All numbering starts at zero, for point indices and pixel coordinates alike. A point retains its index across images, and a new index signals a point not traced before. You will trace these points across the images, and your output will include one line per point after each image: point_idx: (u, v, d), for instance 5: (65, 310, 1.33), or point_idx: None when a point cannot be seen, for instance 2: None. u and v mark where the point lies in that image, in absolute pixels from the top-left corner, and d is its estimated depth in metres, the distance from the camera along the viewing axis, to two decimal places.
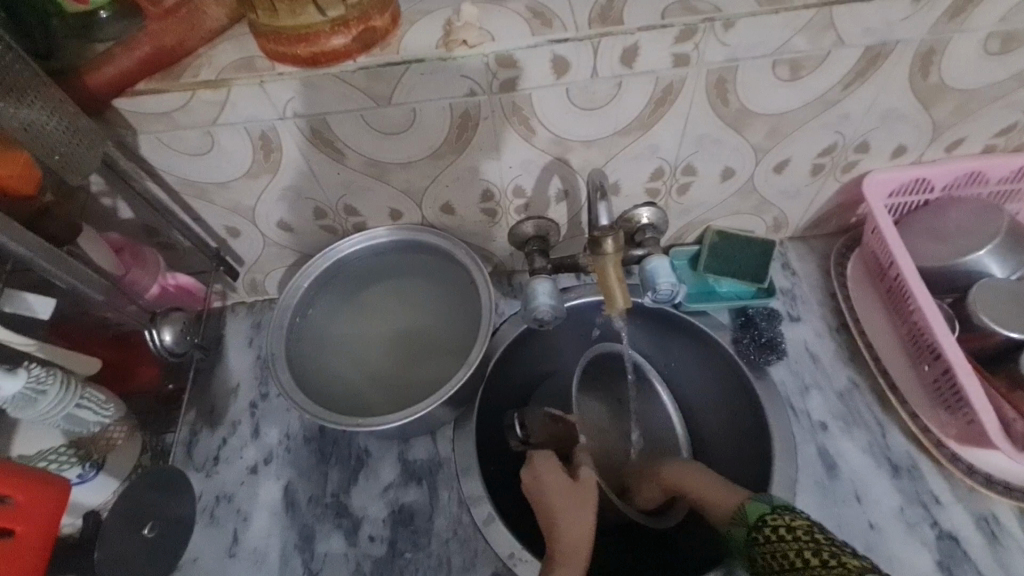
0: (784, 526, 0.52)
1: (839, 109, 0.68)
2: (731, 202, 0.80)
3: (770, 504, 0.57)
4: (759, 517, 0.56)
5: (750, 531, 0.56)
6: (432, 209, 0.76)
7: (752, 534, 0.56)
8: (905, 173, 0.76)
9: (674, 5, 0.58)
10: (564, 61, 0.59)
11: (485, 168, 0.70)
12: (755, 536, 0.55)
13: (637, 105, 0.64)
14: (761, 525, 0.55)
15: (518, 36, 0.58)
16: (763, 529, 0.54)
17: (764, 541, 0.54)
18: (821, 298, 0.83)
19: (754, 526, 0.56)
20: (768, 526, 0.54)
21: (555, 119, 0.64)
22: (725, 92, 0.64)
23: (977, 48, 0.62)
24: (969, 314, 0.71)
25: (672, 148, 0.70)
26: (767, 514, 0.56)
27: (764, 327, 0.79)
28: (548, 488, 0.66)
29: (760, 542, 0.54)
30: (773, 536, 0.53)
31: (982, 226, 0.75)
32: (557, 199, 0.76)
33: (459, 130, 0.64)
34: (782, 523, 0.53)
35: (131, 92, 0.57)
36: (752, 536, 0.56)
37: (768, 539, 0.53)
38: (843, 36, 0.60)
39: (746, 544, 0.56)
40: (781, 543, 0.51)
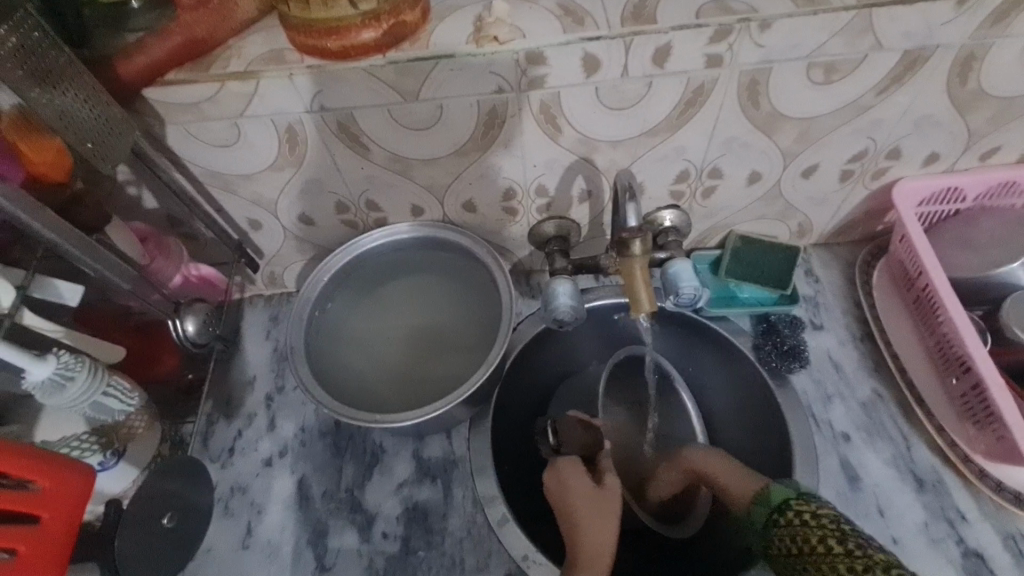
0: (808, 510, 0.52)
1: (873, 115, 0.66)
2: (756, 207, 0.79)
3: (794, 490, 0.57)
4: (782, 500, 0.56)
5: (771, 511, 0.56)
6: (454, 206, 0.76)
7: (773, 515, 0.55)
8: (937, 182, 0.74)
9: (709, 5, 0.57)
10: (594, 59, 0.58)
11: (509, 166, 0.69)
12: (775, 517, 0.55)
13: (666, 105, 0.63)
14: (783, 508, 0.55)
15: (549, 33, 0.57)
16: (784, 511, 0.54)
17: (785, 523, 0.53)
18: (845, 306, 0.81)
19: (776, 507, 0.55)
20: (792, 510, 0.53)
21: (583, 118, 0.64)
22: (757, 95, 0.63)
23: (1019, 54, 0.61)
24: (1002, 328, 0.69)
25: (699, 150, 0.69)
26: (790, 497, 0.55)
27: (788, 334, 0.77)
28: (573, 493, 0.66)
29: (779, 524, 0.54)
30: (796, 518, 0.52)
31: (1016, 237, 0.73)
32: (580, 199, 0.75)
33: (485, 127, 0.64)
34: (807, 509, 0.52)
35: (161, 82, 0.57)
36: (772, 517, 0.55)
37: (789, 522, 0.53)
38: (880, 39, 0.58)
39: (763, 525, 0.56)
40: (805, 526, 0.51)
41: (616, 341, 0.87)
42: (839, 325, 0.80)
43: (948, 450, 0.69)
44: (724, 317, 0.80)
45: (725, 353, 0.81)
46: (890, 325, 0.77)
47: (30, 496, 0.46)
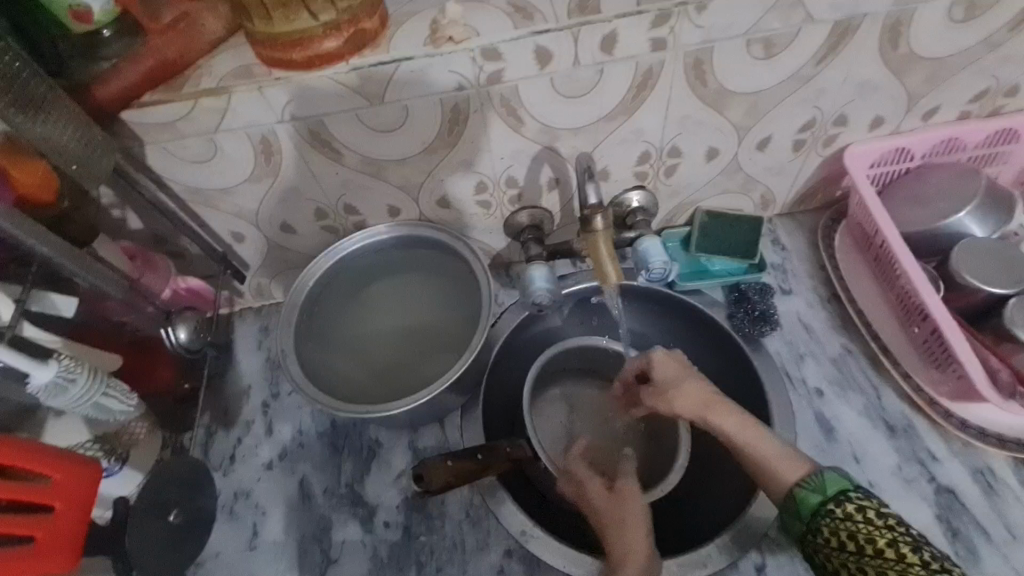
0: (876, 511, 0.53)
1: (815, 84, 0.70)
2: (718, 182, 0.83)
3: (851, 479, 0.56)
4: (840, 491, 0.55)
5: (825, 501, 0.56)
6: (429, 204, 0.79)
7: (831, 506, 0.55)
8: (884, 144, 0.79)
9: None
10: (546, 51, 0.61)
11: (478, 161, 0.73)
12: (831, 508, 0.55)
13: (620, 88, 0.66)
14: (841, 499, 0.55)
15: (502, 30, 0.60)
16: (845, 504, 0.54)
17: (841, 516, 0.54)
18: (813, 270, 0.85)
19: (832, 498, 0.55)
20: (852, 505, 0.54)
21: (541, 107, 0.67)
22: (704, 73, 0.67)
23: (942, 17, 0.65)
24: (953, 275, 0.72)
25: (657, 131, 0.73)
26: (850, 490, 0.55)
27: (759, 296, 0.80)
28: (603, 509, 0.69)
29: (835, 517, 0.54)
30: (859, 516, 0.53)
31: (962, 189, 0.77)
32: (549, 187, 0.79)
33: (451, 124, 0.67)
34: (870, 506, 0.53)
35: (138, 104, 0.60)
36: (828, 506, 0.55)
37: (850, 518, 0.53)
38: (811, 13, 0.62)
39: (811, 514, 0.56)
40: (869, 527, 0.52)
41: (600, 325, 0.90)
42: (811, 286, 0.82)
43: (914, 396, 0.72)
44: (697, 289, 0.84)
45: (701, 323, 0.84)
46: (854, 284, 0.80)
47: (40, 489, 0.49)
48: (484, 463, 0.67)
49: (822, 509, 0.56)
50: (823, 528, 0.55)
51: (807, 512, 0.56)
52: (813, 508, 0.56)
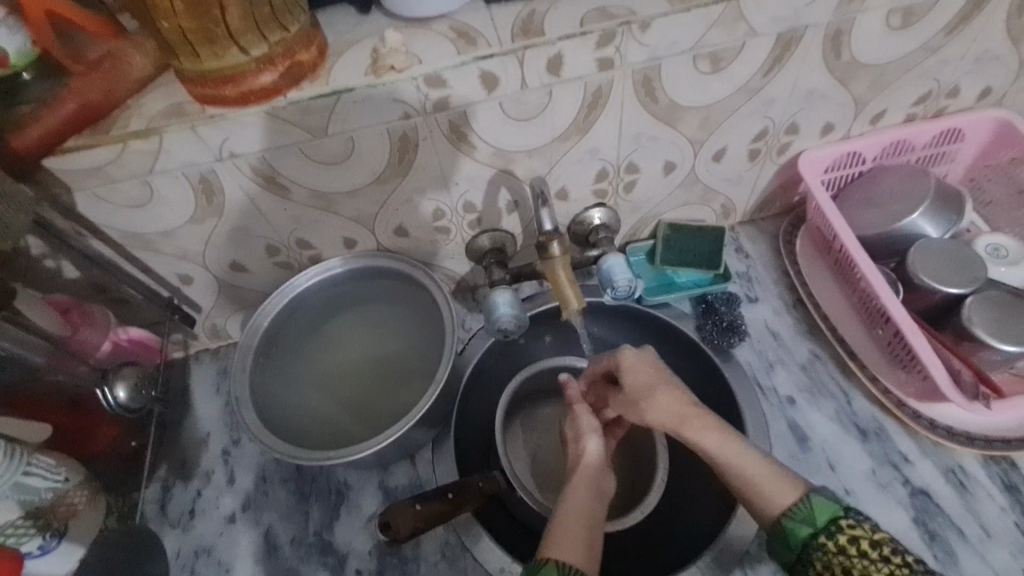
0: (868, 541, 0.53)
1: (764, 96, 0.71)
2: (677, 194, 0.82)
3: (838, 501, 0.55)
4: (831, 520, 0.54)
5: (816, 532, 0.54)
6: (386, 233, 0.76)
7: (823, 537, 0.54)
8: (837, 149, 0.80)
9: (592, 12, 0.61)
10: (492, 76, 0.60)
11: (431, 188, 0.71)
12: (824, 540, 0.54)
13: (571, 107, 0.65)
14: (832, 530, 0.54)
15: (445, 56, 0.59)
16: (838, 535, 0.53)
17: (834, 548, 0.53)
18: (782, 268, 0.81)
19: (825, 529, 0.54)
20: (846, 536, 0.53)
21: (492, 131, 0.65)
22: (653, 90, 0.66)
23: (880, 24, 0.66)
24: (910, 276, 0.73)
25: (612, 149, 0.72)
26: (840, 518, 0.54)
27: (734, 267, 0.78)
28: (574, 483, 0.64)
29: (828, 551, 0.53)
30: (853, 548, 0.53)
31: (913, 190, 0.78)
32: (508, 210, 0.77)
33: (400, 153, 0.65)
34: (864, 536, 0.53)
35: (61, 150, 0.57)
36: (818, 539, 0.54)
37: (844, 552, 0.53)
38: (754, 27, 0.62)
39: (804, 545, 0.55)
40: (864, 560, 0.52)
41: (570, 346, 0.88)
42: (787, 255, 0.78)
43: (883, 398, 0.72)
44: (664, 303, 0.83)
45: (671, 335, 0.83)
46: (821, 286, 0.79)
47: None
48: (455, 502, 0.65)
49: (812, 541, 0.55)
50: (815, 561, 0.54)
51: (798, 544, 0.55)
52: (806, 537, 0.55)
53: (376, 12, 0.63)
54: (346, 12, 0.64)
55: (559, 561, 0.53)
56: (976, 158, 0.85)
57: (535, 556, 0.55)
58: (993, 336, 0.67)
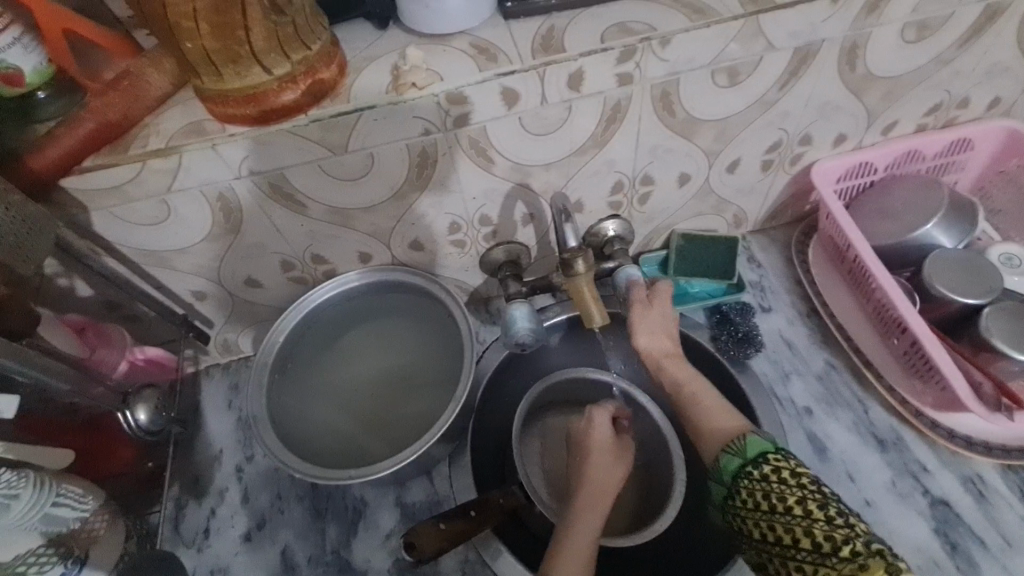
0: (790, 470, 0.50)
1: (779, 109, 0.71)
2: (690, 205, 0.82)
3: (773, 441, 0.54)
4: (759, 453, 0.53)
5: (744, 463, 0.53)
6: (402, 247, 0.76)
7: (750, 467, 0.52)
8: (849, 160, 0.80)
9: (612, 28, 0.61)
10: (512, 92, 0.60)
11: (448, 202, 0.71)
12: (750, 470, 0.52)
13: (589, 122, 0.65)
14: (761, 462, 0.52)
15: (467, 73, 0.59)
16: (763, 466, 0.52)
17: (759, 477, 0.52)
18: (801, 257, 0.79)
19: (753, 459, 0.53)
20: (769, 466, 0.51)
21: (511, 145, 0.65)
22: (671, 104, 0.66)
23: (896, 38, 0.66)
24: (926, 287, 0.73)
25: (628, 161, 0.72)
26: (770, 453, 0.53)
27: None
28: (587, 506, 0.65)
29: (753, 479, 0.52)
30: (774, 477, 0.51)
31: (926, 200, 0.79)
32: (523, 222, 0.77)
33: (419, 168, 0.65)
34: (786, 466, 0.51)
35: (79, 170, 0.56)
36: (747, 468, 0.53)
37: (767, 479, 0.51)
38: (772, 41, 0.63)
39: (734, 477, 0.53)
40: (783, 486, 0.50)
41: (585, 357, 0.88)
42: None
43: (900, 409, 0.73)
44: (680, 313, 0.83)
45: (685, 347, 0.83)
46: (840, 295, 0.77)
47: None
48: (477, 519, 0.65)
49: (741, 472, 0.53)
50: (741, 490, 0.52)
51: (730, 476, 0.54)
52: (736, 468, 0.53)
53: (395, 28, 0.63)
54: (363, 28, 0.64)
55: None
56: (985, 168, 0.86)
57: None
58: (1009, 347, 0.68)
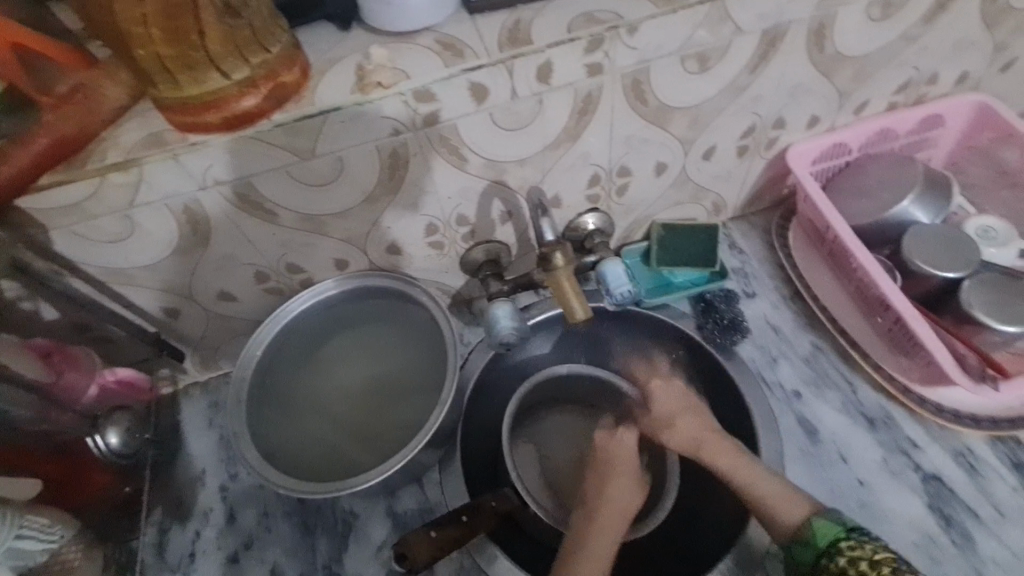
0: (868, 561, 0.57)
1: (751, 93, 0.71)
2: (669, 194, 0.82)
3: (842, 525, 0.61)
4: (833, 542, 0.60)
5: (820, 555, 0.60)
6: (379, 251, 0.75)
7: (826, 560, 0.59)
8: (823, 141, 0.80)
9: (578, 17, 0.60)
10: (482, 87, 0.59)
11: (424, 204, 0.70)
12: (826, 563, 0.59)
13: (562, 114, 0.65)
14: (834, 553, 0.59)
15: (433, 70, 0.58)
16: (838, 558, 0.58)
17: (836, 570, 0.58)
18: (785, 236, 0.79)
19: (828, 552, 0.59)
20: (845, 557, 0.58)
21: (484, 140, 0.64)
22: (643, 93, 0.66)
23: (861, 16, 0.67)
24: (906, 263, 0.74)
25: (604, 153, 0.72)
26: (842, 540, 0.59)
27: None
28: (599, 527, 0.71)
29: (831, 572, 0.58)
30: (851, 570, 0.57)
31: (901, 178, 0.79)
32: (501, 220, 0.76)
33: (391, 170, 0.64)
34: (863, 556, 0.57)
35: (36, 189, 0.54)
36: (822, 563, 0.59)
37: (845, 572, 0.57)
38: (740, 25, 0.63)
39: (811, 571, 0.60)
40: None
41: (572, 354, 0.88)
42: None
43: (887, 386, 0.73)
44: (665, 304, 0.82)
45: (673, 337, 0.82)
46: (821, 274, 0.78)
47: None
48: (470, 524, 0.63)
49: (819, 564, 0.60)
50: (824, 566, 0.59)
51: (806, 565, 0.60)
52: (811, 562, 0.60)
53: (357, 28, 0.62)
54: (325, 29, 0.62)
55: None
56: (958, 142, 0.87)
57: None
58: (992, 319, 0.69)
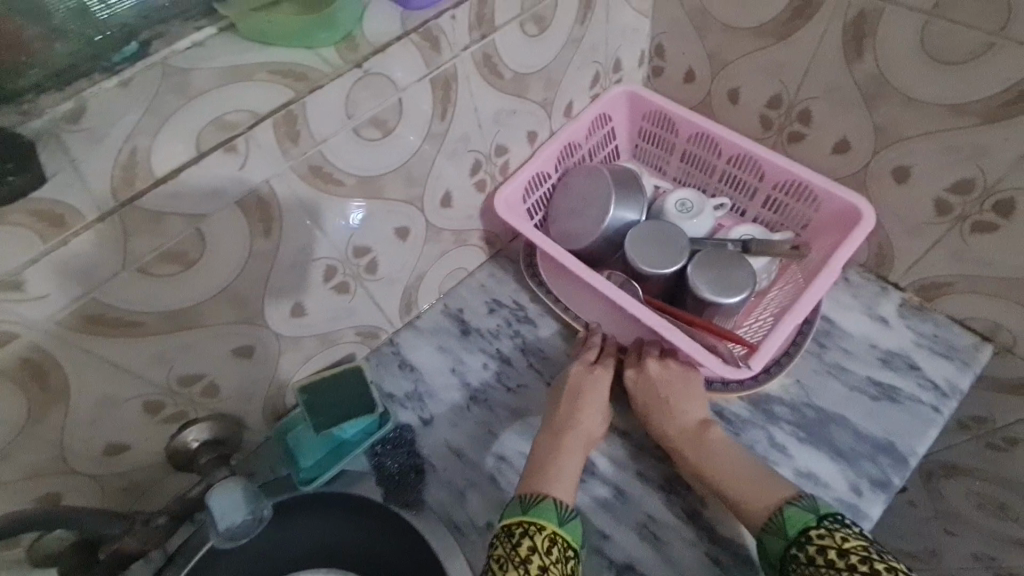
0: (836, 550, 0.51)
1: (453, 136, 0.67)
2: (427, 251, 0.77)
3: (815, 512, 0.55)
4: (800, 531, 0.55)
5: (788, 545, 0.55)
6: (95, 462, 0.58)
7: (795, 549, 0.54)
8: (537, 161, 0.80)
9: (207, 126, 0.50)
10: (105, 246, 0.46)
11: (124, 389, 0.55)
12: (794, 551, 0.54)
13: (238, 238, 0.54)
14: (803, 542, 0.54)
15: (21, 251, 0.44)
16: (807, 547, 0.53)
17: (804, 560, 0.53)
18: (632, 193, 0.80)
19: (796, 539, 0.54)
20: (815, 542, 0.53)
21: (142, 301, 0.51)
22: (329, 175, 0.58)
23: (520, 34, 0.65)
24: (634, 269, 0.75)
25: (325, 244, 0.63)
26: (811, 529, 0.54)
27: (601, 235, 0.78)
28: (578, 420, 0.68)
29: (798, 562, 0.53)
30: (819, 558, 0.52)
31: (605, 181, 0.80)
32: (244, 356, 0.64)
33: (36, 378, 0.49)
34: (832, 542, 0.52)
35: None
36: (791, 551, 0.54)
37: (810, 562, 0.52)
38: (398, 81, 0.57)
39: (781, 561, 0.55)
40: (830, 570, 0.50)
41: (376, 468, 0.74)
42: (636, 200, 0.80)
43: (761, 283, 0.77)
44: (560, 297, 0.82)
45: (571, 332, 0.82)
46: (668, 207, 0.81)
47: None
48: None
49: (787, 555, 0.55)
50: (795, 557, 0.54)
51: (777, 558, 0.55)
52: (782, 553, 0.55)
53: None
54: None
55: (556, 499, 0.60)
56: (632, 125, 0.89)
57: (528, 492, 0.61)
58: (717, 294, 0.72)
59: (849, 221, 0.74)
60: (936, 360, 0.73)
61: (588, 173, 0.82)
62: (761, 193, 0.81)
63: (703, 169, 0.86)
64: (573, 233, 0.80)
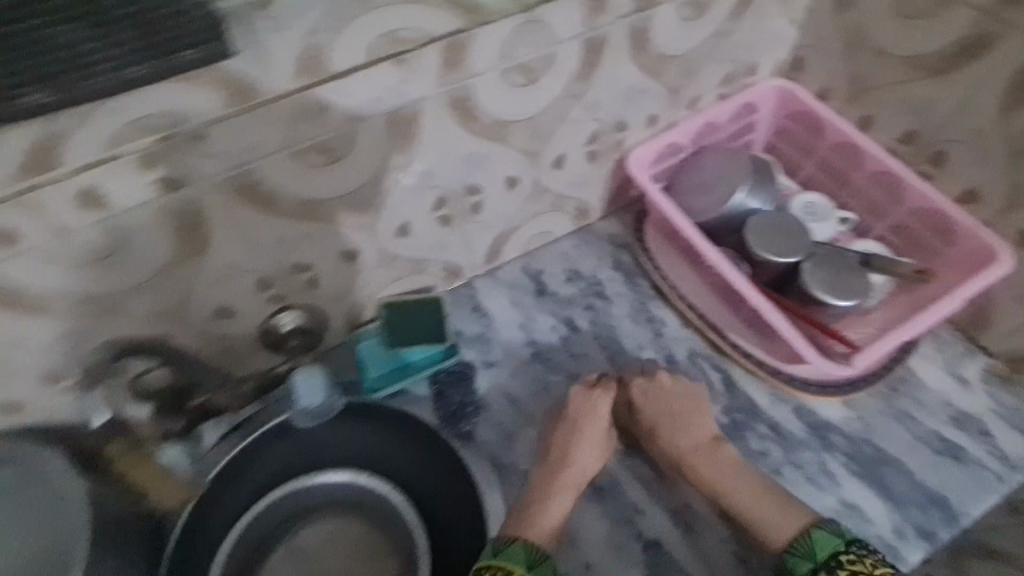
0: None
1: (585, 101, 0.70)
2: (525, 207, 0.79)
3: (841, 537, 0.59)
4: (831, 556, 0.58)
5: (816, 567, 0.58)
6: (204, 321, 0.64)
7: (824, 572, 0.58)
8: (656, 145, 0.80)
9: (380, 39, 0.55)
10: (278, 123, 0.52)
11: (246, 261, 0.61)
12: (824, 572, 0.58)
13: (378, 146, 0.58)
14: (833, 566, 0.58)
15: (209, 110, 0.50)
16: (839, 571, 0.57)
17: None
18: (765, 181, 0.79)
19: (825, 563, 0.58)
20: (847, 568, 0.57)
21: (287, 182, 0.56)
22: (470, 109, 0.61)
23: (675, 14, 0.67)
24: (752, 251, 0.74)
25: (446, 174, 0.66)
26: (841, 554, 0.58)
27: (722, 213, 0.78)
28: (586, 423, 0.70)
29: None
30: None
31: (733, 168, 0.80)
32: (346, 261, 0.69)
33: (188, 229, 0.54)
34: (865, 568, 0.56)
35: None
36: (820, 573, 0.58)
37: None
38: (558, 33, 0.61)
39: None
40: None
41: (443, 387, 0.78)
42: (769, 192, 0.79)
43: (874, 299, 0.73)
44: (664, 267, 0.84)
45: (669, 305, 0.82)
46: (793, 207, 0.79)
47: None
48: None
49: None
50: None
51: None
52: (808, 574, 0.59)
53: None
54: None
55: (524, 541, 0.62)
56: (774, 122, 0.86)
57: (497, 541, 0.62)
58: (830, 295, 0.71)
59: (979, 263, 0.70)
60: (1009, 432, 0.71)
61: (726, 156, 0.80)
62: (894, 218, 0.78)
63: (837, 178, 0.83)
64: (697, 209, 0.79)
